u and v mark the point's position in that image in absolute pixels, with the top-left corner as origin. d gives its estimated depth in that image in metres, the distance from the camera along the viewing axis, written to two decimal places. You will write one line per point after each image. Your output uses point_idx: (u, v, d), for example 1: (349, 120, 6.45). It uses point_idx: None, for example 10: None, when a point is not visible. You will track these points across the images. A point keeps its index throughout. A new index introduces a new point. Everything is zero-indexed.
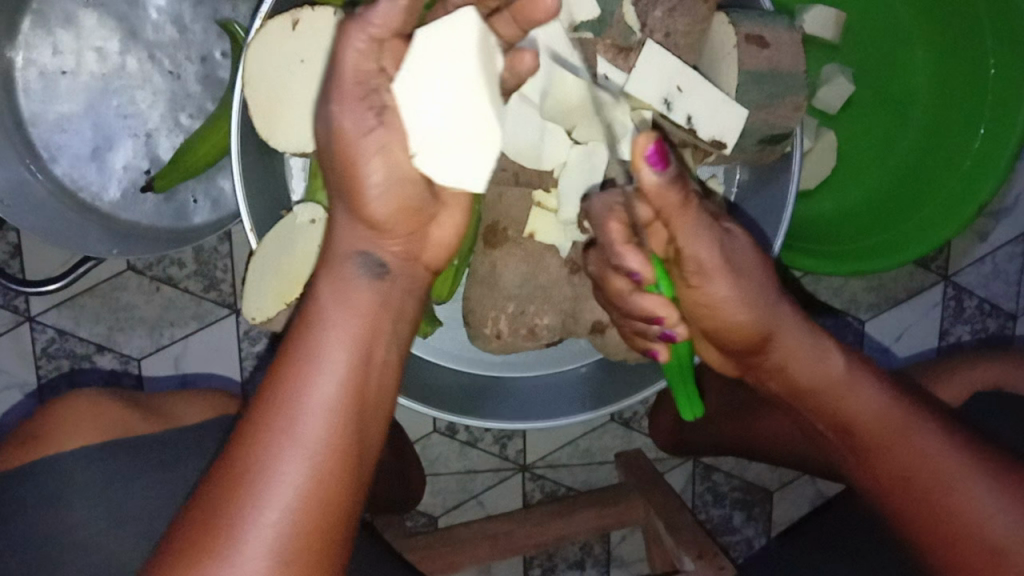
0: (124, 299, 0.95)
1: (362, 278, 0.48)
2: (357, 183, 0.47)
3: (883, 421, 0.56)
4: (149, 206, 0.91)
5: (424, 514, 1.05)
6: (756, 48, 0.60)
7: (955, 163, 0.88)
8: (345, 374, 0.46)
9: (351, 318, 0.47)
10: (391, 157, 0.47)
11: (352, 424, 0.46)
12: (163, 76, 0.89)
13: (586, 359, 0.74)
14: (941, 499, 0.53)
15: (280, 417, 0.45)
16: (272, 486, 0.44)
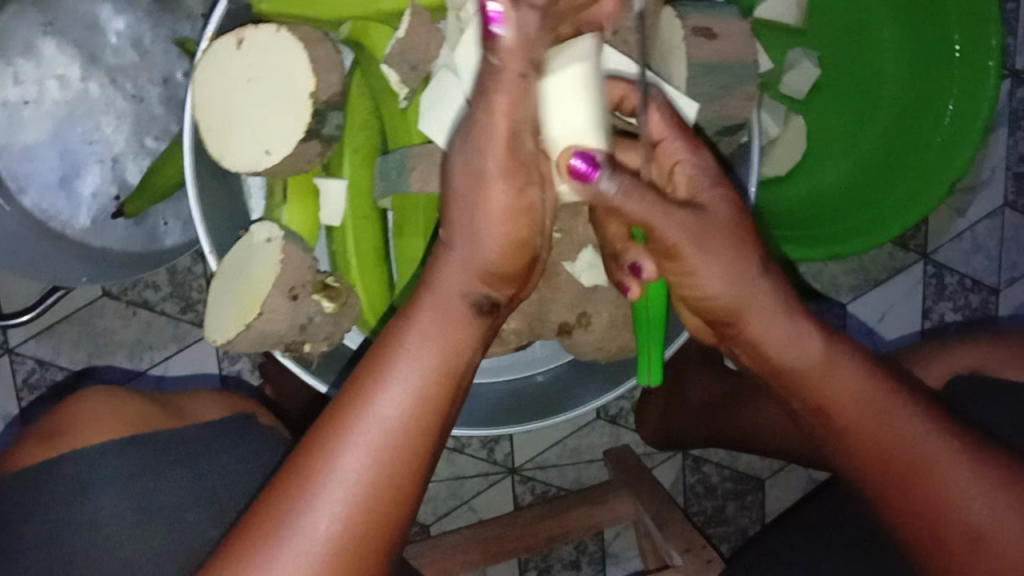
0: (102, 325, 0.95)
1: (461, 306, 0.49)
2: (469, 214, 0.47)
3: (871, 401, 0.52)
4: (120, 231, 0.91)
5: (415, 523, 1.05)
6: (704, 40, 0.60)
7: (926, 144, 0.88)
8: (409, 399, 0.47)
9: (433, 344, 0.48)
10: (492, 195, 0.46)
11: (422, 439, 0.48)
12: (126, 100, 0.88)
13: (556, 362, 0.75)
14: (921, 484, 0.51)
15: (351, 422, 0.47)
16: (331, 485, 0.46)
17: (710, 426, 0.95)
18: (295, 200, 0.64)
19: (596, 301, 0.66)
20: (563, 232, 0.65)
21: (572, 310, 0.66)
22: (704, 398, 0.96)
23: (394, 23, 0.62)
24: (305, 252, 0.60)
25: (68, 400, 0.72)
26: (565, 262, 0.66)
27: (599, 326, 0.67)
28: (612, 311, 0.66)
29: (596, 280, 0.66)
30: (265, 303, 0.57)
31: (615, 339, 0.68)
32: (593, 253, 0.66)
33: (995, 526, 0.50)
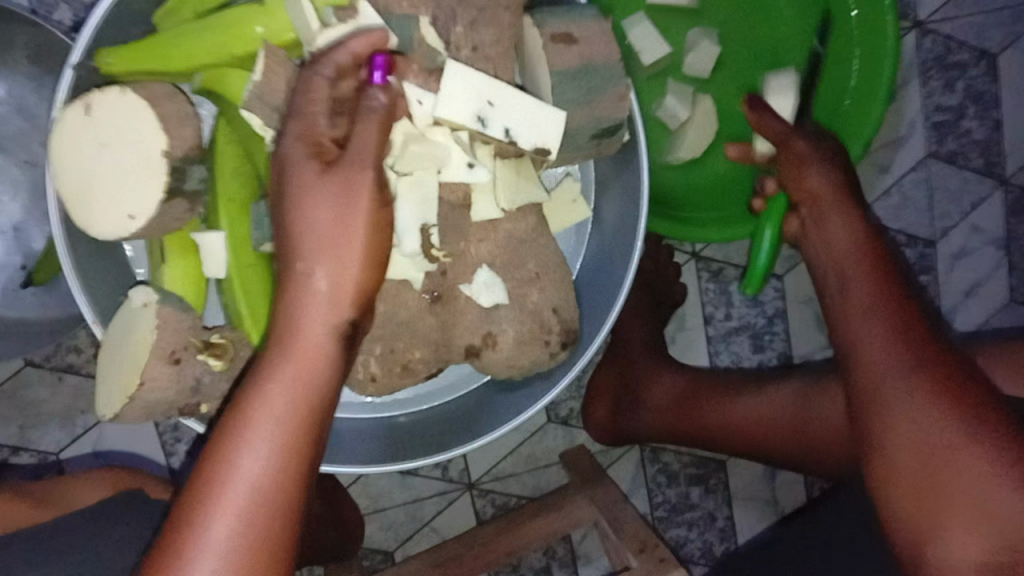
0: (29, 396, 0.93)
1: (316, 347, 0.53)
2: (329, 249, 0.52)
3: (869, 368, 0.57)
4: (30, 299, 0.88)
5: (380, 552, 1.04)
6: (565, 45, 0.58)
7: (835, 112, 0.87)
8: (271, 448, 0.51)
9: (290, 389, 0.52)
10: (359, 229, 0.53)
11: (289, 484, 0.51)
12: (19, 167, 0.87)
13: (476, 384, 0.73)
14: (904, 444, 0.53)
15: (214, 483, 0.50)
16: (204, 546, 0.49)
17: (670, 420, 0.95)
18: (176, 259, 0.62)
19: (499, 320, 0.64)
20: (454, 257, 0.64)
21: (476, 331, 0.65)
22: (664, 399, 0.95)
23: (250, 65, 0.60)
24: (185, 311, 0.59)
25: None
26: (462, 286, 0.65)
27: (506, 344, 0.65)
28: (517, 327, 0.65)
29: (497, 299, 0.64)
30: (146, 369, 0.56)
31: (525, 355, 0.66)
32: (489, 272, 0.64)
33: (994, 503, 0.49)
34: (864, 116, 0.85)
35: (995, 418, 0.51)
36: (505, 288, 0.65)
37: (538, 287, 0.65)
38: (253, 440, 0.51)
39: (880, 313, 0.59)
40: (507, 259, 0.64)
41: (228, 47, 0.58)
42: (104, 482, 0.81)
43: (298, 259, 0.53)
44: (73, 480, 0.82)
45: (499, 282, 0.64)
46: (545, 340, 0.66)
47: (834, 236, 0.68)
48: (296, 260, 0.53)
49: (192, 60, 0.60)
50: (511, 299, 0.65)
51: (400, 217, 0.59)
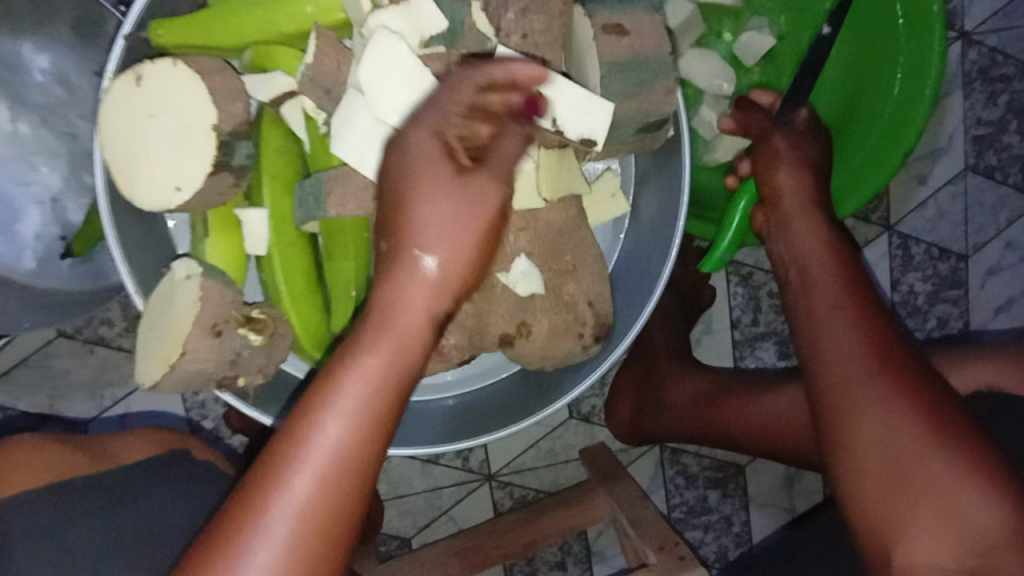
0: (57, 366, 0.93)
1: (415, 316, 0.51)
2: (434, 229, 0.51)
3: (838, 358, 0.56)
4: (64, 270, 0.88)
5: (396, 538, 1.04)
6: (616, 37, 0.59)
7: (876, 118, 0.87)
8: (350, 423, 0.50)
9: (379, 358, 0.51)
10: (438, 203, 0.50)
11: (352, 468, 0.50)
12: (59, 138, 0.87)
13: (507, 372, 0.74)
14: (869, 443, 0.52)
15: (294, 449, 0.49)
16: (277, 516, 0.48)
17: (689, 421, 0.94)
18: (218, 233, 0.63)
19: (534, 309, 0.65)
20: None
21: (510, 320, 0.65)
22: (686, 400, 0.94)
23: (301, 45, 0.62)
24: (227, 286, 0.59)
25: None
26: (498, 273, 0.63)
27: (540, 334, 0.65)
28: (552, 318, 0.65)
29: (532, 288, 0.64)
30: (187, 342, 0.56)
31: (557, 347, 0.66)
32: (527, 261, 0.64)
33: (965, 514, 0.48)
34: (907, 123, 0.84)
35: (953, 424, 0.51)
36: (542, 278, 0.64)
37: (575, 277, 0.66)
38: (332, 413, 0.49)
39: (840, 307, 0.59)
40: (545, 249, 0.64)
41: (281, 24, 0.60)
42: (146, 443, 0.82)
43: (385, 240, 0.53)
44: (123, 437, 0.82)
45: (536, 271, 0.64)
46: (578, 332, 0.66)
47: (795, 234, 0.68)
48: (385, 237, 0.53)
49: (243, 37, 0.60)
50: (546, 289, 0.65)
51: None
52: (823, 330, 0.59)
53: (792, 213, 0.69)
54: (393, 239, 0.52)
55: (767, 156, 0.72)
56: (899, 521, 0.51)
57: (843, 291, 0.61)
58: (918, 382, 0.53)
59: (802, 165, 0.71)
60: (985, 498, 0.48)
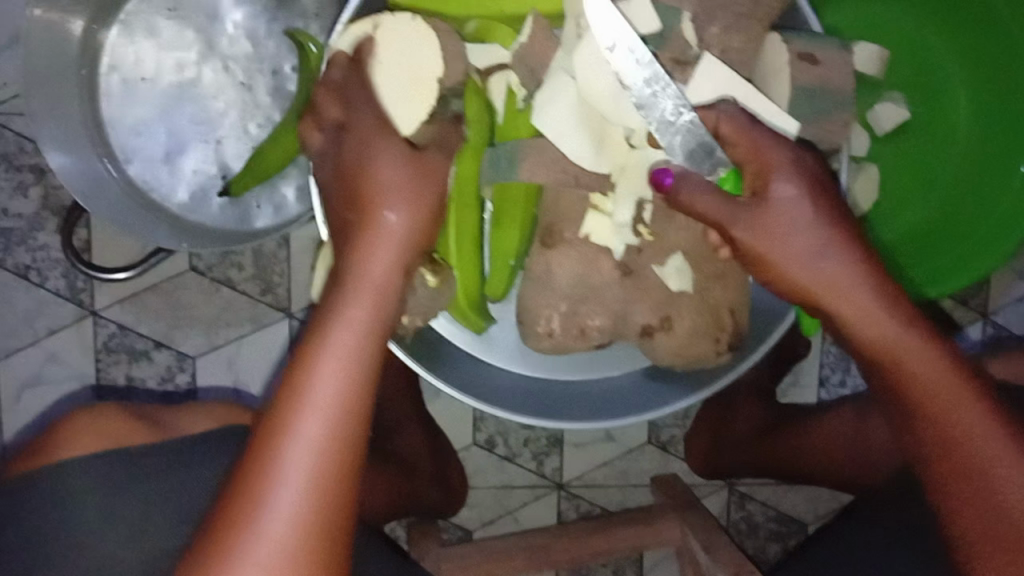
0: (183, 298, 0.98)
1: (380, 279, 0.57)
2: (360, 253, 0.57)
3: (938, 393, 0.54)
4: (214, 208, 0.93)
5: (459, 528, 1.06)
6: (807, 65, 0.64)
7: (989, 211, 0.90)
8: (342, 375, 0.54)
9: (355, 314, 0.55)
10: (377, 228, 0.57)
11: (338, 464, 0.52)
12: (235, 88, 0.91)
13: (630, 369, 0.76)
14: (997, 495, 0.51)
15: (270, 460, 0.51)
16: (266, 526, 0.50)
17: (758, 456, 0.95)
18: None
19: (680, 307, 0.68)
20: (655, 238, 0.67)
21: (656, 312, 0.68)
22: (752, 429, 0.96)
23: (517, 27, 0.66)
24: None
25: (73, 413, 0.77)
26: (653, 266, 0.68)
27: (680, 331, 0.68)
28: (694, 319, 0.68)
29: (683, 286, 0.68)
30: None
31: (693, 348, 0.69)
32: (681, 259, 0.68)
33: None
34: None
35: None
36: (693, 279, 0.68)
37: (722, 285, 0.69)
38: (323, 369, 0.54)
39: (894, 324, 0.56)
40: (701, 251, 0.68)
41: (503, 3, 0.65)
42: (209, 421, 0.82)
43: (354, 210, 0.58)
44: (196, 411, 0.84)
45: (688, 271, 0.68)
46: (715, 337, 0.69)
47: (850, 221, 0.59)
48: (348, 246, 0.57)
49: (469, 9, 0.66)
50: (694, 290, 0.68)
51: (620, 188, 0.66)
52: (898, 354, 0.56)
53: (818, 244, 0.57)
54: (364, 216, 0.57)
55: (772, 176, 0.58)
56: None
57: (908, 322, 0.56)
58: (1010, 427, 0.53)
59: (803, 180, 0.58)
60: None
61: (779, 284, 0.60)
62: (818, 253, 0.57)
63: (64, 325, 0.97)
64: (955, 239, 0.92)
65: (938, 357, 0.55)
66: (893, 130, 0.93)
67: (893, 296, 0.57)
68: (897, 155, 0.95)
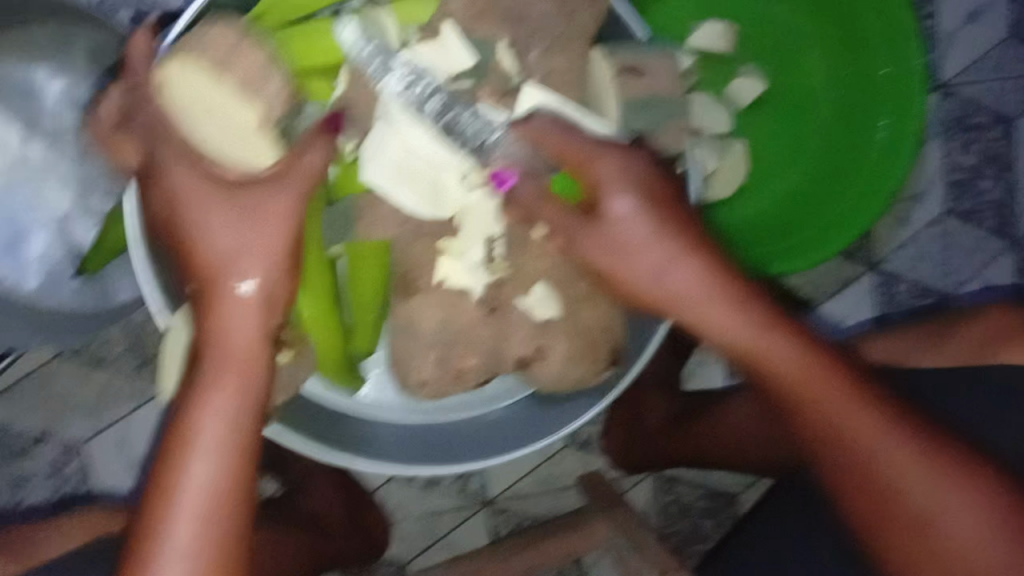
0: (61, 385, 0.94)
1: (236, 342, 0.57)
2: (239, 270, 0.56)
3: (803, 381, 0.56)
4: (68, 292, 0.87)
5: (392, 563, 1.05)
6: (635, 77, 0.64)
7: (856, 168, 0.85)
8: (215, 456, 0.56)
9: (227, 396, 0.56)
10: (247, 234, 0.57)
11: (231, 521, 0.56)
12: (66, 163, 0.84)
13: (508, 401, 0.75)
14: (875, 468, 0.55)
15: (170, 495, 0.55)
16: (170, 562, 0.54)
17: (671, 447, 0.93)
18: None
19: (552, 335, 0.66)
20: (512, 270, 0.65)
21: (529, 344, 0.67)
22: (661, 418, 0.94)
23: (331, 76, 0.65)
24: None
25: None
26: (517, 300, 0.66)
27: (556, 359, 0.67)
28: (567, 345, 0.67)
29: (550, 314, 0.66)
30: None
31: (574, 372, 0.68)
32: (545, 287, 0.66)
33: (952, 533, 0.53)
34: (892, 171, 0.82)
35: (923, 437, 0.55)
36: (560, 303, 0.66)
37: (591, 306, 0.67)
38: (197, 453, 0.56)
39: (752, 328, 0.57)
40: (562, 276, 0.65)
41: (313, 55, 0.62)
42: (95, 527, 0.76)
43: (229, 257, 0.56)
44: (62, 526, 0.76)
45: (552, 297, 0.66)
46: (593, 358, 0.68)
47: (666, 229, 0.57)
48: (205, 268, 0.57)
49: None
50: (564, 314, 0.66)
51: (467, 227, 0.64)
52: (760, 355, 0.57)
53: (663, 262, 0.57)
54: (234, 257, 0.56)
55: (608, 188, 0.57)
56: (924, 539, 0.54)
57: (761, 320, 0.57)
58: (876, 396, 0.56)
59: (640, 190, 0.57)
60: (969, 522, 0.53)
61: (641, 301, 0.60)
62: (660, 276, 0.57)
63: None
64: (832, 202, 0.86)
65: (800, 353, 0.57)
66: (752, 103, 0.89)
67: (739, 299, 0.57)
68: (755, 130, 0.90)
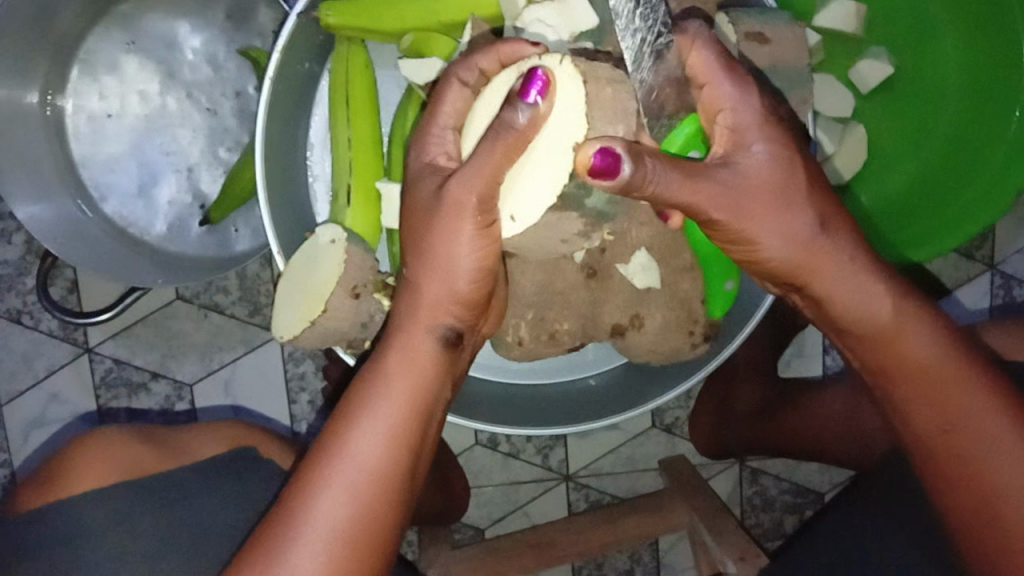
0: (174, 327, 0.99)
1: (429, 343, 0.55)
2: (445, 262, 0.54)
3: (931, 366, 0.52)
4: (193, 237, 0.92)
5: (470, 527, 1.07)
6: (758, 44, 0.62)
7: (984, 158, 0.85)
8: (384, 435, 0.51)
9: (406, 376, 0.53)
10: (462, 224, 0.52)
11: (391, 488, 0.51)
12: (201, 113, 0.91)
13: (594, 371, 0.77)
14: (986, 461, 0.49)
15: (329, 465, 0.50)
16: (313, 529, 0.49)
17: (758, 434, 0.91)
18: (359, 205, 0.67)
19: (649, 303, 0.67)
20: (616, 236, 0.65)
21: (625, 312, 0.67)
22: (752, 406, 0.93)
23: (455, 34, 0.66)
24: (367, 253, 0.63)
25: (77, 442, 0.72)
26: (618, 265, 0.66)
27: (652, 328, 0.67)
28: (665, 313, 0.67)
29: (650, 283, 0.66)
30: (330, 300, 0.61)
31: (668, 343, 0.68)
32: (646, 255, 0.66)
33: None
34: (1005, 168, 0.82)
35: None
36: (659, 274, 0.66)
37: (691, 277, 0.67)
38: (365, 427, 0.51)
39: (888, 304, 0.53)
40: (666, 246, 0.66)
41: (441, 15, 0.65)
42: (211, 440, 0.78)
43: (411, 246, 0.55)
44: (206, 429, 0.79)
45: (654, 266, 0.66)
46: (689, 330, 0.68)
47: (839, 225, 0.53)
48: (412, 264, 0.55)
49: (403, 23, 0.65)
50: (663, 284, 0.67)
51: None
52: (887, 332, 0.53)
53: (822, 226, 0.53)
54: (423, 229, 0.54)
55: (748, 141, 0.51)
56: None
57: (897, 299, 0.53)
58: (1005, 393, 0.51)
59: (790, 157, 0.52)
60: None
61: (761, 270, 0.55)
62: (790, 239, 0.52)
63: (62, 364, 0.99)
64: (945, 199, 0.86)
65: (932, 335, 0.52)
66: (877, 87, 0.91)
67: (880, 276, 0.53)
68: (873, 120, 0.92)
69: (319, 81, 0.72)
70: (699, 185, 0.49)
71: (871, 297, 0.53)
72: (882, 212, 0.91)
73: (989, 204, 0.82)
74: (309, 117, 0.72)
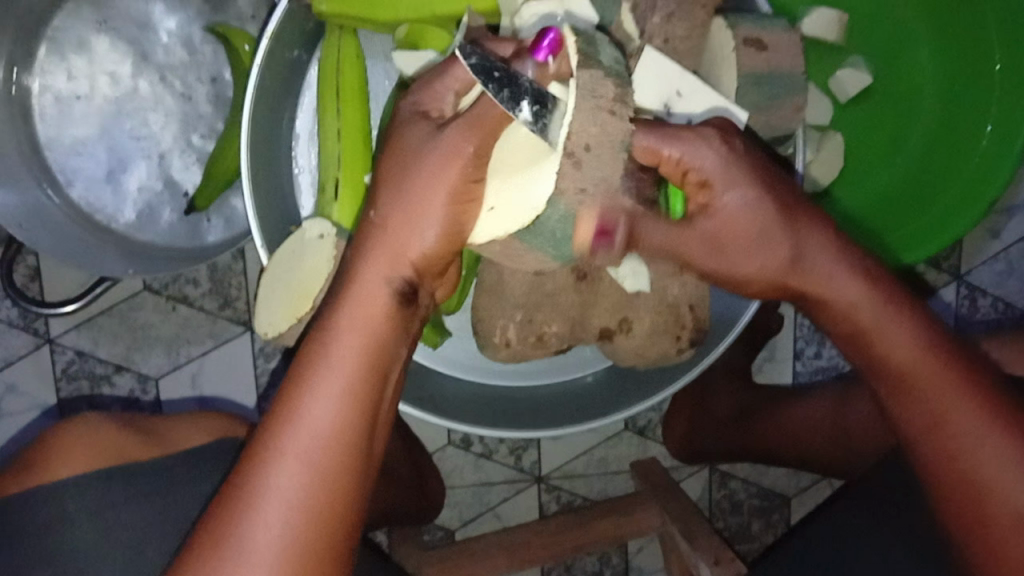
0: (141, 319, 0.96)
1: (385, 297, 0.50)
2: (412, 213, 0.49)
3: (908, 366, 0.51)
4: (163, 225, 0.89)
5: (441, 528, 1.06)
6: (755, 50, 0.62)
7: (954, 174, 0.86)
8: (337, 399, 0.48)
9: (360, 337, 0.49)
10: (446, 173, 0.49)
11: (351, 451, 0.48)
12: (174, 98, 0.88)
13: (592, 369, 0.76)
14: (971, 458, 0.49)
15: (281, 443, 0.48)
16: (267, 510, 0.47)
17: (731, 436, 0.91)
18: (346, 198, 0.64)
19: (638, 307, 0.66)
20: None
21: (614, 315, 0.66)
22: (728, 411, 0.92)
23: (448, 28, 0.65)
24: (355, 249, 0.61)
25: (56, 428, 0.70)
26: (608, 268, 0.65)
27: (640, 332, 0.67)
28: (653, 317, 0.66)
29: (639, 285, 0.65)
30: (318, 299, 0.59)
31: (656, 347, 0.68)
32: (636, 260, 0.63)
33: None
34: (974, 186, 0.83)
35: (1015, 420, 0.50)
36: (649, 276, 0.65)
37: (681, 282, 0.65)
38: (320, 392, 0.48)
39: (871, 305, 0.52)
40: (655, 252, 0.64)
41: (435, 6, 0.64)
42: (191, 425, 0.75)
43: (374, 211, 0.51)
44: (181, 421, 0.75)
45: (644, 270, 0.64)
46: (676, 335, 0.67)
47: (811, 242, 0.53)
48: (375, 204, 0.51)
49: (396, 13, 0.64)
50: (652, 287, 0.65)
51: None
52: (865, 333, 0.53)
53: (780, 227, 0.52)
54: (417, 197, 0.49)
55: (718, 193, 0.51)
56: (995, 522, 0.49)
57: (863, 288, 0.53)
58: (977, 389, 0.51)
59: (760, 190, 0.52)
60: None
61: (749, 287, 0.55)
62: (783, 220, 0.52)
63: (20, 355, 0.95)
64: (912, 213, 0.88)
65: (902, 329, 0.52)
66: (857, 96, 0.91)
67: (842, 263, 0.53)
68: (850, 132, 0.93)
69: (307, 70, 0.70)
70: (692, 240, 0.54)
71: (817, 266, 0.53)
72: (852, 223, 0.91)
73: (958, 220, 0.83)
74: (296, 107, 0.71)
